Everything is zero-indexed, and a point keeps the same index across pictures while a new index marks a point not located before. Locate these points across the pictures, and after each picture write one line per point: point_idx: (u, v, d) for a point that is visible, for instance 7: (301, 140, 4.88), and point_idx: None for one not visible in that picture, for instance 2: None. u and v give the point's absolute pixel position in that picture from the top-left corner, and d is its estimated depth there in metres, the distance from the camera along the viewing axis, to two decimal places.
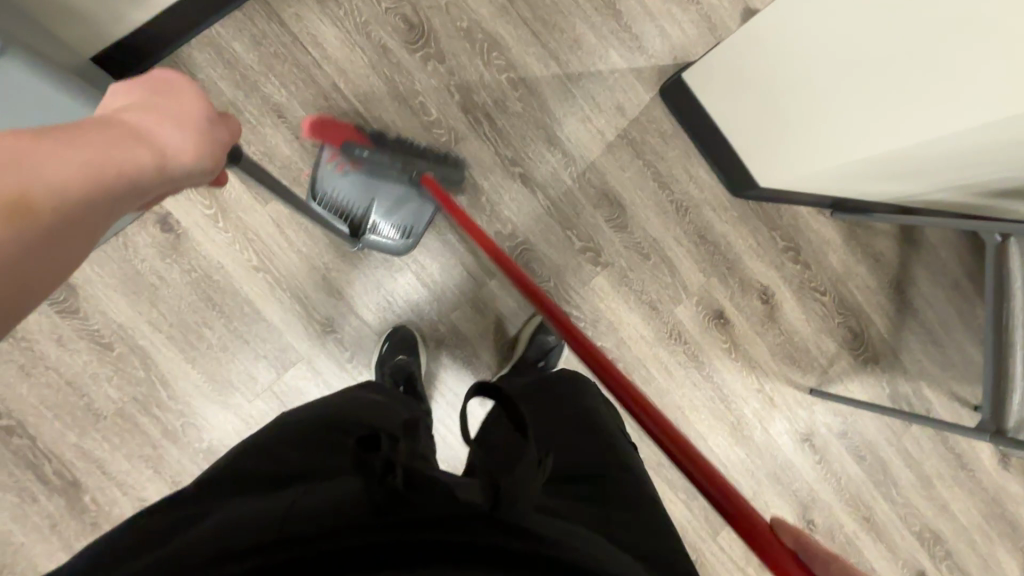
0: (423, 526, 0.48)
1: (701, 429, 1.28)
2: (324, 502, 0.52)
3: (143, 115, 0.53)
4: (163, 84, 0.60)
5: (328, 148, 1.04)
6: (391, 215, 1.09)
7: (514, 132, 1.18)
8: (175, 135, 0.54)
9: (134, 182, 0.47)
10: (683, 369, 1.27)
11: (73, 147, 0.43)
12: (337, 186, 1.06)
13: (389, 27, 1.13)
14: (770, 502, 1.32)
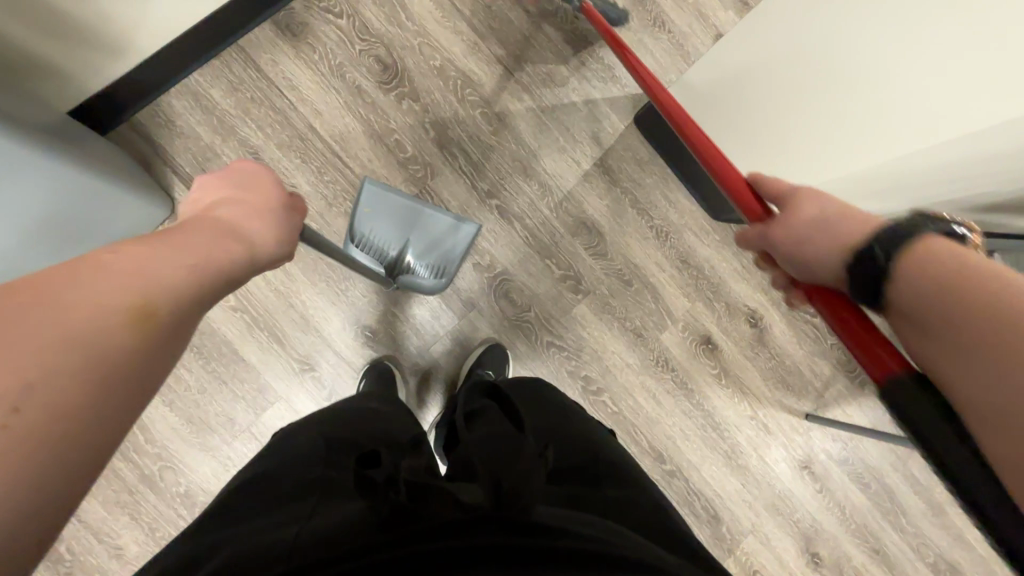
0: (425, 535, 0.47)
1: (694, 459, 1.24)
2: (325, 532, 0.50)
3: (232, 208, 0.62)
4: (241, 177, 0.69)
5: (364, 195, 1.12)
6: (425, 257, 1.14)
7: (489, 165, 1.19)
8: (262, 223, 0.63)
9: (230, 270, 0.55)
10: (671, 397, 1.24)
11: (184, 249, 0.51)
12: (372, 230, 1.13)
13: (364, 68, 1.15)
14: (771, 535, 1.26)
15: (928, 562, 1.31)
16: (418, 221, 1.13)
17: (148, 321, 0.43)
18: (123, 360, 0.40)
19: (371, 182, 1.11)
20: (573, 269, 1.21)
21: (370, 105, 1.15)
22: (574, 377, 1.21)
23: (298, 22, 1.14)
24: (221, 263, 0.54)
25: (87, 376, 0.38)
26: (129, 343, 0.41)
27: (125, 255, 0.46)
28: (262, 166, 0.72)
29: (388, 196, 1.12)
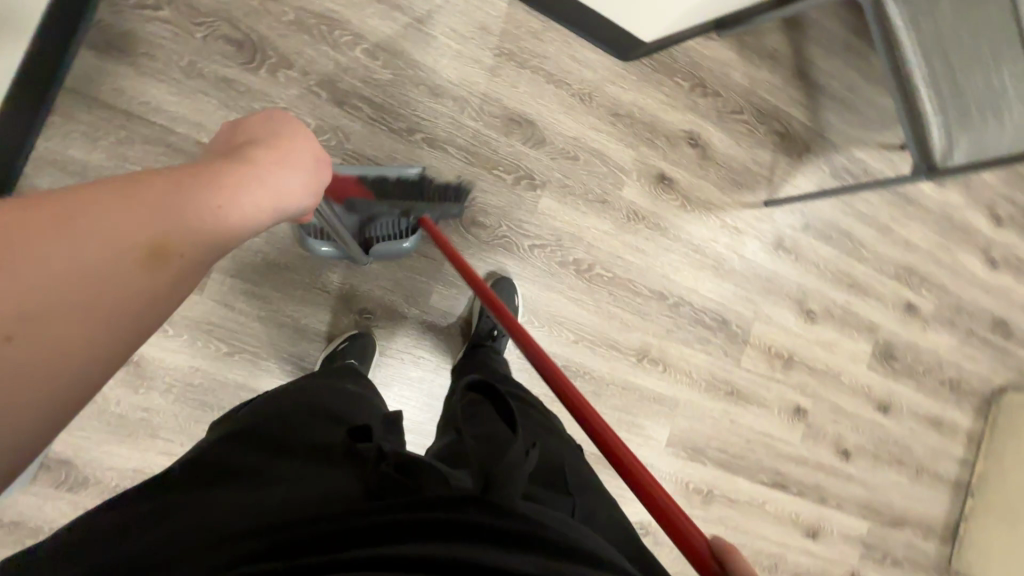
0: (411, 506, 0.50)
1: (692, 283, 1.36)
2: (316, 494, 0.54)
3: (272, 158, 0.59)
4: (283, 125, 0.65)
5: None
6: None
7: (397, 101, 1.12)
8: (293, 184, 0.60)
9: (247, 226, 0.53)
10: (653, 241, 1.31)
11: (203, 189, 0.49)
12: None
13: (219, 55, 1.02)
14: (771, 314, 1.43)
15: (889, 274, 1.55)
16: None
17: (162, 262, 0.44)
18: (118, 298, 0.41)
19: None
20: (521, 167, 1.20)
21: (247, 92, 1.04)
22: (565, 265, 1.25)
23: (119, 33, 0.97)
24: (245, 210, 0.52)
25: (85, 317, 0.39)
26: (137, 281, 0.42)
27: (149, 186, 0.45)
28: (301, 120, 0.68)
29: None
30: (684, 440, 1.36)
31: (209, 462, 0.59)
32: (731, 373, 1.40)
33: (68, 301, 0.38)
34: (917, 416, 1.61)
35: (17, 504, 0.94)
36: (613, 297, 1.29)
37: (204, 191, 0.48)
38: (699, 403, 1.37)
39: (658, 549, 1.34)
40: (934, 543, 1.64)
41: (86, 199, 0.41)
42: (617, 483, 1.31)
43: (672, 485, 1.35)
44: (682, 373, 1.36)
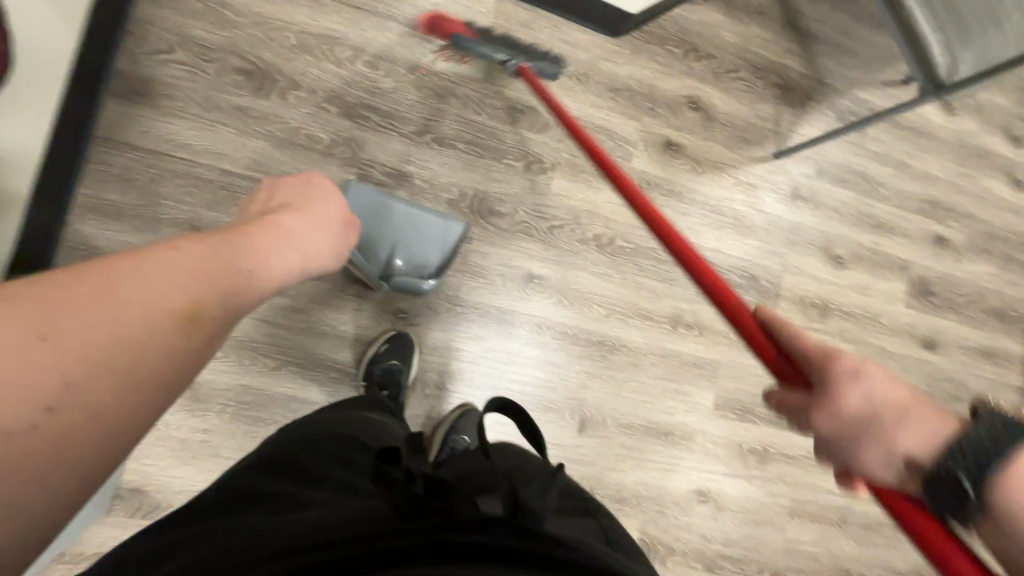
0: (445, 527, 0.53)
1: (714, 243, 1.36)
2: (344, 516, 0.58)
3: (296, 219, 0.63)
4: (312, 189, 0.70)
5: (351, 196, 1.10)
6: (413, 259, 1.13)
7: (402, 106, 1.16)
8: (315, 245, 0.64)
9: (267, 287, 0.55)
10: (668, 206, 1.33)
11: (228, 255, 0.52)
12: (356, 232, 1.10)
13: (232, 87, 1.08)
14: (799, 264, 1.43)
15: (912, 209, 1.53)
16: (412, 222, 1.13)
17: (194, 325, 0.45)
18: (154, 361, 0.43)
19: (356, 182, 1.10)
20: (530, 152, 1.23)
21: (262, 118, 1.09)
22: (586, 242, 1.27)
23: (138, 79, 1.03)
24: (265, 275, 0.55)
25: (121, 378, 0.41)
26: (172, 348, 0.44)
27: (185, 256, 0.48)
28: (333, 182, 0.73)
29: (376, 199, 1.11)
30: (731, 401, 1.35)
31: (242, 502, 0.64)
32: None
33: (110, 364, 0.40)
34: (966, 349, 1.57)
35: (98, 535, 0.98)
36: (638, 267, 1.30)
37: (233, 258, 0.52)
38: (741, 362, 1.36)
39: (721, 514, 1.33)
40: None
41: (127, 270, 0.43)
42: (671, 452, 1.30)
43: (726, 447, 1.34)
44: (719, 334, 1.35)
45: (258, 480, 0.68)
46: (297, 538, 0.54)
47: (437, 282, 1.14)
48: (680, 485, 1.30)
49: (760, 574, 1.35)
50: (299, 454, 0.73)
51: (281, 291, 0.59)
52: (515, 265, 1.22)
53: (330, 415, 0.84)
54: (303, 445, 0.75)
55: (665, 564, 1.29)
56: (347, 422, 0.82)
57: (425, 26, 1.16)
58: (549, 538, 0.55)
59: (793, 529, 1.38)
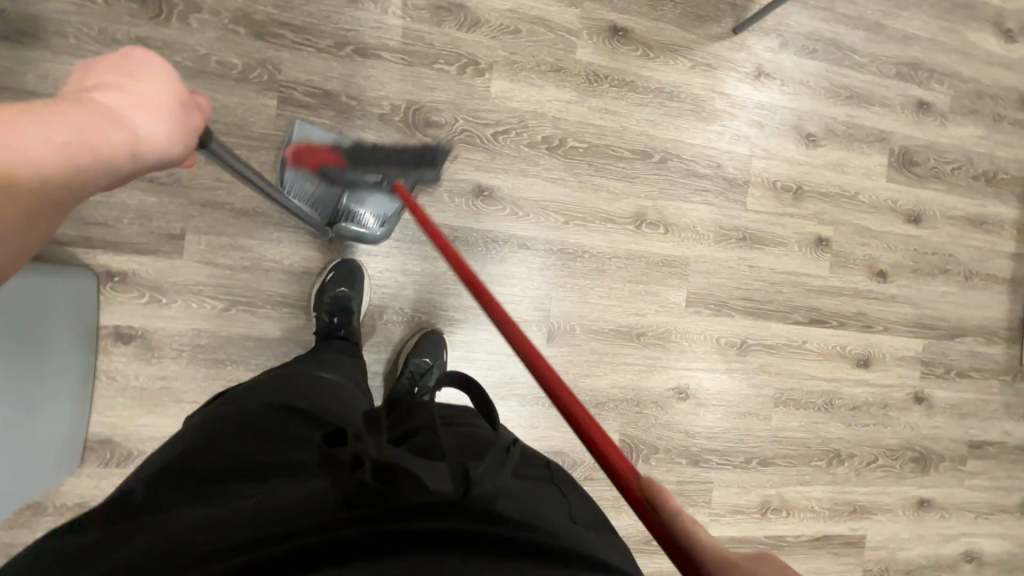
0: (391, 515, 0.54)
1: (675, 133, 1.28)
2: (300, 499, 0.59)
3: (123, 96, 0.54)
4: (134, 62, 0.57)
5: (294, 137, 1.04)
6: (364, 205, 1.08)
7: (315, 18, 1.08)
8: (156, 128, 0.56)
9: (104, 166, 0.50)
10: (621, 99, 1.24)
11: (47, 128, 0.45)
12: (304, 176, 1.05)
13: (127, 17, 1.00)
14: (768, 147, 1.34)
15: (890, 76, 1.43)
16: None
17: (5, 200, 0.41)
18: None
19: (300, 122, 1.04)
20: (462, 54, 1.15)
21: (166, 47, 1.02)
22: (535, 145, 1.20)
23: (23, 18, 0.96)
24: (99, 156, 0.49)
25: None
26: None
27: None
28: (160, 58, 0.59)
29: (326, 140, 1.05)
30: (705, 296, 1.31)
31: (182, 476, 0.63)
32: (739, 217, 1.33)
33: None
34: (954, 218, 1.49)
35: (77, 486, 1.00)
36: (594, 167, 1.23)
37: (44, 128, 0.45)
38: (712, 256, 1.31)
39: (703, 409, 1.32)
40: (1001, 346, 1.55)
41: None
42: (646, 353, 1.28)
43: (704, 343, 1.32)
44: (687, 230, 1.29)
45: (199, 455, 0.66)
46: (249, 531, 0.55)
47: (387, 231, 1.10)
48: (658, 384, 1.29)
49: (748, 465, 1.36)
50: (239, 428, 0.70)
51: (116, 179, 0.52)
52: (460, 177, 1.16)
53: (273, 383, 0.81)
54: (242, 419, 0.72)
55: (650, 463, 1.29)
56: (287, 390, 0.79)
57: (292, 155, 1.01)
58: (496, 518, 0.58)
59: (777, 417, 1.37)
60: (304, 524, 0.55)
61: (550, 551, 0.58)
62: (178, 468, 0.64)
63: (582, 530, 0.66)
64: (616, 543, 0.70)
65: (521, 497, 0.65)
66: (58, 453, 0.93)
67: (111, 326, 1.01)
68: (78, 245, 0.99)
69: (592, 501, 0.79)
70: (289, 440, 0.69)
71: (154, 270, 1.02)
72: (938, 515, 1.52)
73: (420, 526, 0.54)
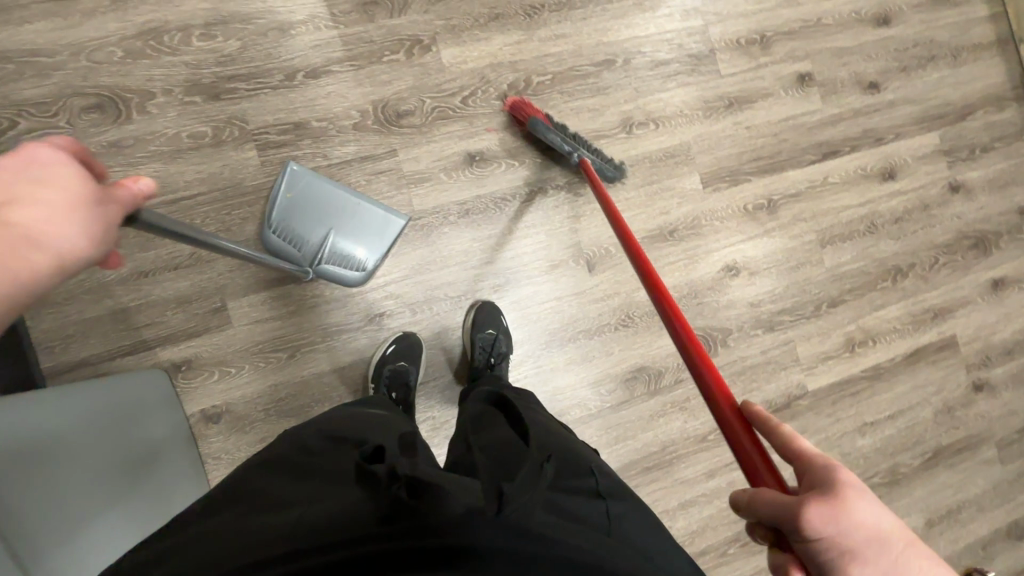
0: (419, 535, 0.53)
1: (627, 31, 1.28)
2: (331, 511, 0.57)
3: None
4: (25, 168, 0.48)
5: (287, 181, 1.09)
6: (348, 249, 1.10)
7: (258, 60, 1.10)
8: (83, 223, 0.49)
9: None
10: (565, 20, 1.24)
11: None
12: (291, 218, 1.09)
13: (94, 127, 1.03)
14: (718, 9, 1.34)
15: None
16: (347, 210, 1.11)
17: None
18: None
19: (294, 164, 1.09)
20: (404, 39, 1.16)
21: (140, 141, 1.04)
22: (504, 95, 1.21)
23: None
24: None
25: None
26: None
27: None
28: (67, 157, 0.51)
29: (316, 183, 1.09)
30: (717, 171, 1.32)
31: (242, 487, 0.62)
32: (718, 85, 1.33)
33: None
34: (921, 5, 1.48)
35: None
36: (566, 93, 1.24)
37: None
38: (709, 131, 1.31)
39: (758, 277, 1.33)
40: (1012, 108, 1.54)
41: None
42: (685, 246, 1.29)
43: (734, 215, 1.32)
44: (675, 117, 1.30)
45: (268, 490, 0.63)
46: (276, 545, 0.54)
47: (365, 278, 1.12)
48: (707, 270, 1.30)
49: (820, 312, 1.37)
50: (294, 450, 0.68)
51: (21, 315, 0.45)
52: (447, 152, 1.17)
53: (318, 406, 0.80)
54: (291, 443, 0.69)
55: (728, 346, 1.31)
56: (339, 419, 0.76)
57: None
58: (527, 536, 0.55)
59: (829, 257, 1.38)
60: (332, 539, 0.54)
61: (561, 565, 0.55)
62: (239, 479, 0.64)
63: (615, 541, 0.62)
64: (648, 540, 0.66)
65: (563, 513, 0.61)
66: (61, 519, 0.67)
67: (196, 411, 1.05)
68: (139, 351, 1.03)
69: (638, 501, 0.72)
70: (336, 454, 0.67)
71: (214, 346, 1.06)
72: (1016, 288, 1.52)
73: (446, 543, 0.52)
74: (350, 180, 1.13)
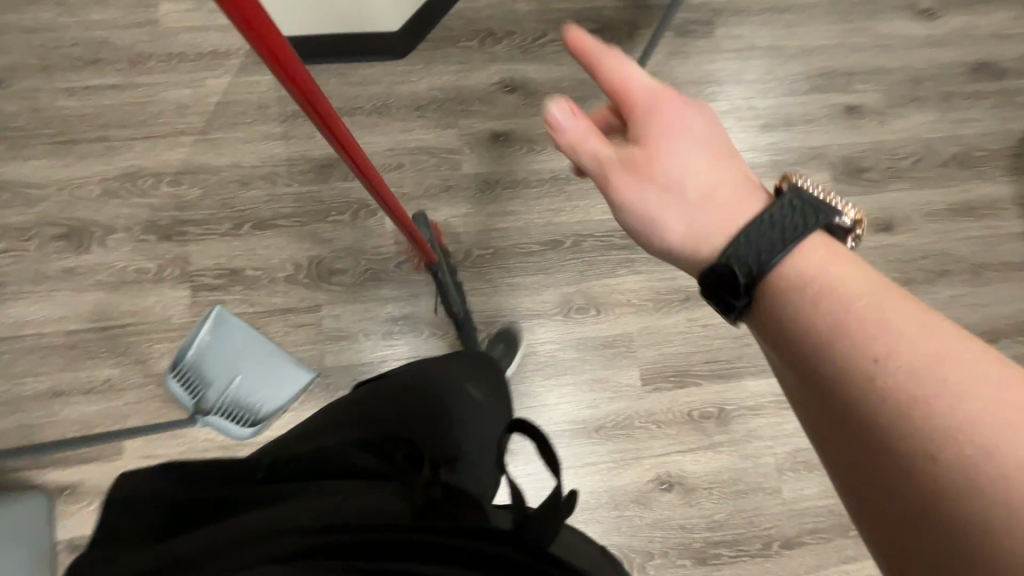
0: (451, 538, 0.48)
1: (582, 213, 1.25)
2: (359, 512, 0.51)
3: None
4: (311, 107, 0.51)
5: (205, 323, 1.12)
6: (244, 401, 1.11)
7: (214, 207, 1.18)
8: None
9: None
10: (518, 196, 1.25)
11: None
12: (197, 360, 1.11)
13: (54, 253, 1.14)
14: None
15: (808, 88, 1.34)
16: (257, 361, 1.13)
17: None
18: None
19: (221, 307, 1.13)
20: (352, 200, 1.20)
21: (89, 270, 1.14)
22: None
23: None
24: None
25: None
26: None
27: None
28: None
29: (235, 331, 1.13)
30: (660, 370, 1.21)
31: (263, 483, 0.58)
32: (677, 276, 1.24)
33: None
34: (939, 213, 1.31)
35: None
36: (506, 269, 1.22)
37: None
38: (657, 325, 1.22)
39: (694, 497, 1.17)
40: None
41: None
42: (613, 447, 1.17)
43: (675, 421, 1.19)
44: (622, 306, 1.22)
45: None
46: (291, 522, 0.49)
47: (252, 433, 1.10)
48: (635, 479, 1.16)
49: (768, 551, 1.16)
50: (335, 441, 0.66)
51: None
52: (371, 314, 1.17)
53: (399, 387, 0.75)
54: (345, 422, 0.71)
55: (646, 572, 1.13)
56: (397, 412, 0.71)
57: None
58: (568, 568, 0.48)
59: (788, 486, 1.19)
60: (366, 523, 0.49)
61: None
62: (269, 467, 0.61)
63: None
64: None
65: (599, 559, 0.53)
66: None
67: (64, 539, 1.06)
68: (32, 468, 1.07)
69: None
70: (373, 461, 0.61)
71: (98, 475, 1.08)
72: None
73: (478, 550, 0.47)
74: (270, 328, 1.15)
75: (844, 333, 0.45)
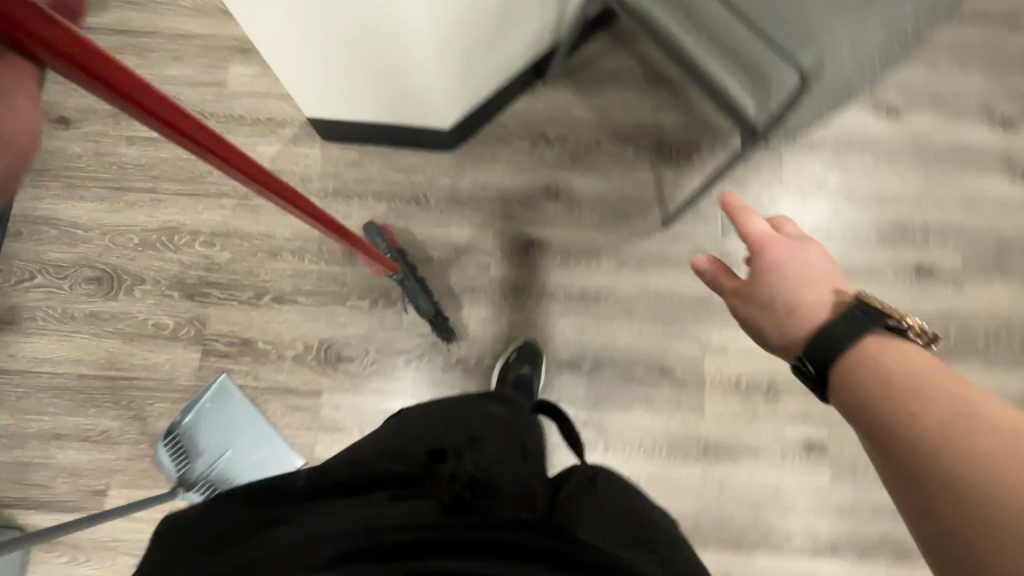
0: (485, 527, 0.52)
1: (606, 337, 1.18)
2: (393, 518, 0.52)
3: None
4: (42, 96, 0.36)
5: (206, 393, 1.12)
6: (226, 480, 1.09)
7: (240, 272, 1.18)
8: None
9: None
10: (542, 309, 1.19)
11: None
12: (190, 430, 1.10)
13: (84, 295, 1.17)
14: (724, 340, 1.18)
15: (876, 240, 1.23)
16: (248, 440, 1.11)
17: None
18: None
19: (225, 378, 1.13)
20: (374, 287, 1.18)
21: (113, 317, 1.16)
22: (450, 369, 1.16)
23: (9, 311, 1.17)
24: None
25: None
26: None
27: None
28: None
29: (233, 405, 1.12)
30: None
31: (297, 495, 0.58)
32: (697, 423, 1.15)
33: None
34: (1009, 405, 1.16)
35: None
36: None
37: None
38: (667, 474, 1.13)
39: None
40: None
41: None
42: None
43: None
44: (631, 446, 1.14)
45: None
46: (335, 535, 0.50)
47: None
48: None
49: None
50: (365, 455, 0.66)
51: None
52: (370, 409, 1.14)
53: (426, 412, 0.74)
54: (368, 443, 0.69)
55: None
56: (424, 424, 0.70)
57: None
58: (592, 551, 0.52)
59: None
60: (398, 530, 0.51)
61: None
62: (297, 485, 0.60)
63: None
64: None
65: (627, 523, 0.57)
66: None
67: None
68: (18, 507, 1.09)
69: None
70: (399, 470, 0.61)
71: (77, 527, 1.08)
72: None
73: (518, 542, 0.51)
74: (269, 406, 1.14)
75: (944, 435, 0.40)
